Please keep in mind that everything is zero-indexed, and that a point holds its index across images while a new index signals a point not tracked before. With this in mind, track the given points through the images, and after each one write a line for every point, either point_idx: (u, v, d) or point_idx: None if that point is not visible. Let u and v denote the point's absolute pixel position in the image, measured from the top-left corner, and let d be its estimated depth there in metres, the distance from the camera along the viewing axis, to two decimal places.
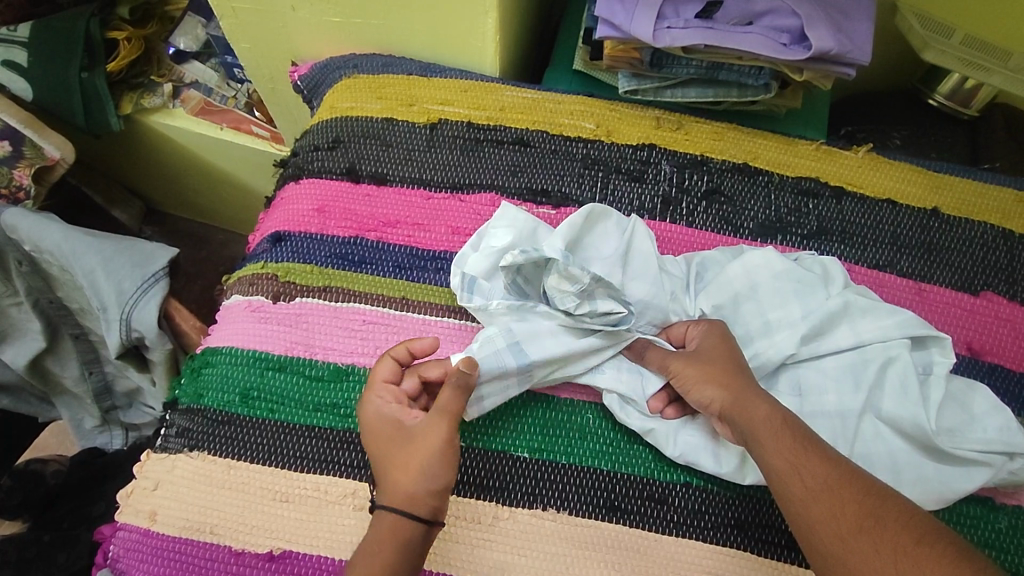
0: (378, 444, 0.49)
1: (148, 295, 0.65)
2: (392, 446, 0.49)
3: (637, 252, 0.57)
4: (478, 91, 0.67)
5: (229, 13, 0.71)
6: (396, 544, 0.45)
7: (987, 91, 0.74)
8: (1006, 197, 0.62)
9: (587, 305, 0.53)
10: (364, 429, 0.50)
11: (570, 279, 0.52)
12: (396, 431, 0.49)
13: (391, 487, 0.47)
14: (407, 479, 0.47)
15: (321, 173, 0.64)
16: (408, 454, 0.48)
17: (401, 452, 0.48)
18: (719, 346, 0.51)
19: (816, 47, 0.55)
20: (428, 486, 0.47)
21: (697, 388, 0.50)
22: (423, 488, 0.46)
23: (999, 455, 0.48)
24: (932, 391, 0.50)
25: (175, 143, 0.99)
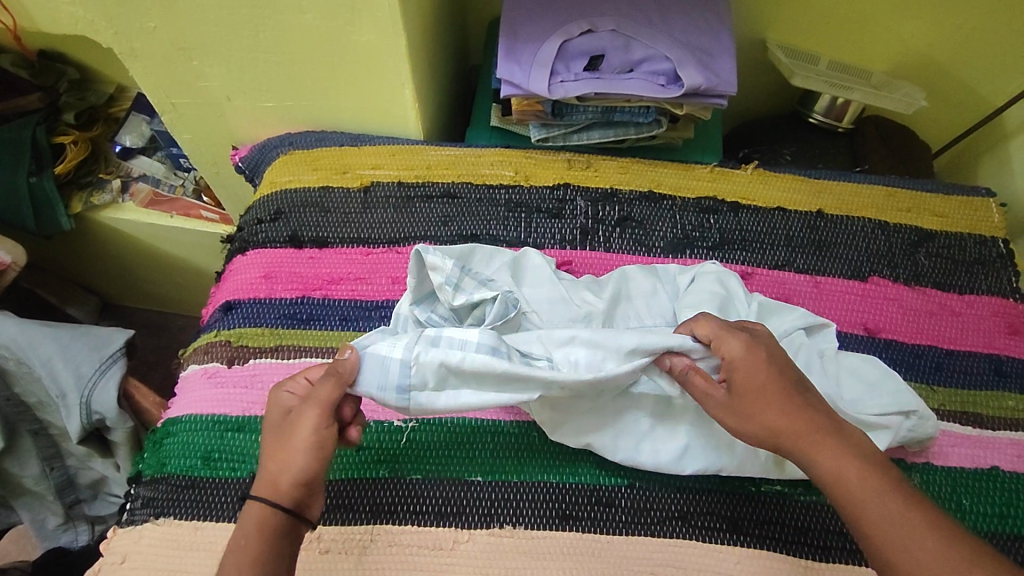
0: (267, 432, 0.50)
1: (107, 377, 0.68)
2: (277, 434, 0.49)
3: (540, 281, 0.61)
4: (404, 154, 0.73)
5: (168, 108, 0.77)
6: (262, 539, 0.45)
7: (855, 106, 0.84)
8: (878, 193, 0.71)
9: (462, 296, 0.57)
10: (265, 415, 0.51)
11: (440, 275, 0.57)
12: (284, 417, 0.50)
13: (263, 478, 0.48)
14: (275, 469, 0.48)
15: (265, 243, 0.69)
16: (283, 447, 0.48)
17: (275, 443, 0.49)
18: (757, 377, 0.49)
19: (687, 84, 0.64)
20: (293, 478, 0.47)
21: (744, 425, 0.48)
22: (291, 484, 0.47)
23: (897, 416, 0.54)
24: (830, 366, 0.57)
25: (126, 235, 1.03)
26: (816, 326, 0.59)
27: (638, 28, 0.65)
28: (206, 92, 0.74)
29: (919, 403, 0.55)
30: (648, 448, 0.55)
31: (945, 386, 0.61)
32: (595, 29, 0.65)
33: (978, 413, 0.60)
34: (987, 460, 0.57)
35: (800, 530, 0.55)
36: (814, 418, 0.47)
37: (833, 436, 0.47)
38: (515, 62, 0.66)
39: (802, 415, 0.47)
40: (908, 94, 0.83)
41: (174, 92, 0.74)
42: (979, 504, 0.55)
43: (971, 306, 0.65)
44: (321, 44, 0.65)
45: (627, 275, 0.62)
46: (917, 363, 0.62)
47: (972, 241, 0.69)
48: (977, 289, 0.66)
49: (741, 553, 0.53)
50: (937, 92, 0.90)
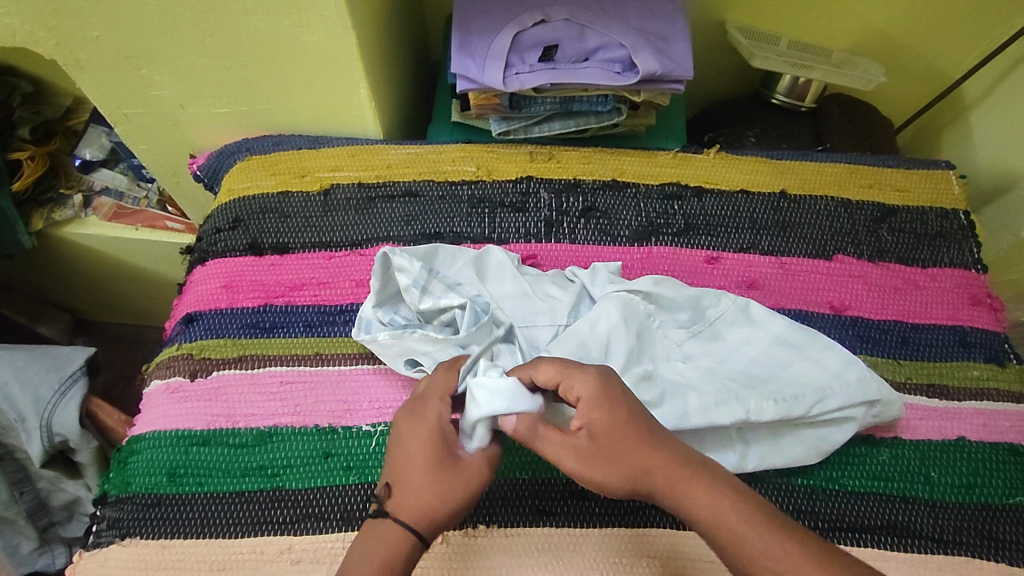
0: (409, 459, 0.47)
1: (67, 397, 0.68)
2: (428, 463, 0.46)
3: (504, 280, 0.61)
4: (363, 154, 0.72)
5: (122, 119, 0.75)
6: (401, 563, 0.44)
7: (816, 85, 0.84)
8: (840, 171, 0.71)
9: (428, 300, 0.57)
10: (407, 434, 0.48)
11: (410, 278, 0.57)
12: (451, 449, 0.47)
13: (406, 502, 0.45)
14: (422, 499, 0.45)
15: (225, 252, 0.67)
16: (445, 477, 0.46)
17: (418, 470, 0.46)
18: (611, 419, 0.46)
19: (643, 71, 0.63)
20: (443, 512, 0.45)
21: (607, 477, 0.45)
22: (444, 517, 0.45)
23: (862, 407, 0.55)
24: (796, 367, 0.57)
25: (92, 250, 1.01)
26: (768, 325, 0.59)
27: (593, 16, 0.65)
28: (159, 100, 0.72)
29: (884, 391, 0.55)
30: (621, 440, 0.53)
31: (912, 360, 0.62)
32: (549, 20, 0.65)
33: (944, 384, 0.60)
34: (954, 431, 0.58)
35: None
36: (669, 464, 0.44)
37: (703, 476, 0.44)
38: (469, 56, 0.65)
39: (662, 451, 0.45)
40: (867, 70, 0.83)
41: (125, 103, 0.72)
42: (948, 475, 0.56)
43: (934, 279, 0.66)
44: (270, 46, 0.64)
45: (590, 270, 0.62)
46: (883, 338, 0.62)
47: (934, 214, 0.69)
48: (940, 262, 0.67)
49: None
50: (896, 67, 0.90)
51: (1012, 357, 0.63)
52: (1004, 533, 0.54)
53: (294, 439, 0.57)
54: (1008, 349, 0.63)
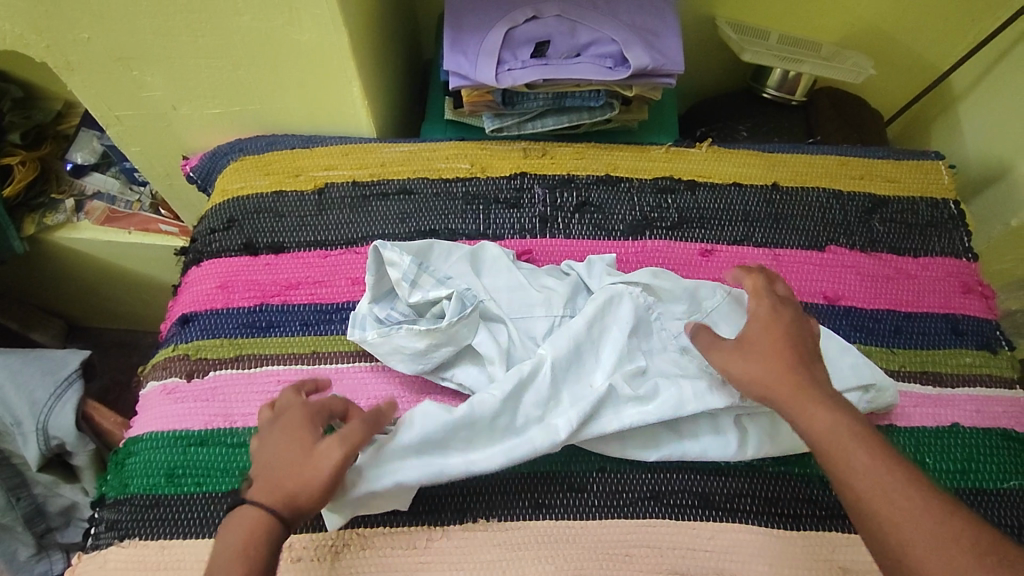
0: (272, 447, 0.48)
1: (63, 400, 0.68)
2: (288, 452, 0.47)
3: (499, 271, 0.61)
4: (357, 152, 0.72)
5: (113, 122, 0.75)
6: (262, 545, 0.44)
7: (806, 79, 0.84)
8: (831, 162, 0.72)
9: (418, 293, 0.58)
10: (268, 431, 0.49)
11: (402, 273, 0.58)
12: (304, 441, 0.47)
13: (264, 488, 0.46)
14: (288, 481, 0.46)
15: (220, 253, 0.67)
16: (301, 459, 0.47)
17: (285, 456, 0.47)
18: (770, 332, 0.50)
19: (634, 66, 0.63)
20: (305, 492, 0.46)
21: (767, 376, 0.48)
22: (304, 501, 0.46)
23: (857, 392, 0.56)
24: None
25: (85, 255, 1.00)
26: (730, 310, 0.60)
27: (584, 12, 0.65)
28: (151, 102, 0.72)
29: (878, 375, 0.56)
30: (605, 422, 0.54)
31: (906, 348, 0.62)
32: (540, 16, 0.65)
33: (938, 371, 0.61)
34: (948, 417, 0.59)
35: (769, 500, 0.55)
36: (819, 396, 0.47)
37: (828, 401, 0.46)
38: (461, 53, 0.66)
39: (798, 369, 0.48)
40: (856, 63, 0.84)
41: (117, 105, 0.72)
42: (943, 460, 0.56)
43: (926, 268, 0.66)
44: (262, 46, 0.64)
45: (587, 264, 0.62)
46: (876, 327, 0.63)
47: (925, 204, 0.70)
48: (931, 251, 0.67)
49: (712, 528, 0.54)
50: (885, 60, 0.91)
51: (1004, 344, 0.63)
52: (1000, 517, 0.55)
53: None
54: (1000, 336, 0.64)
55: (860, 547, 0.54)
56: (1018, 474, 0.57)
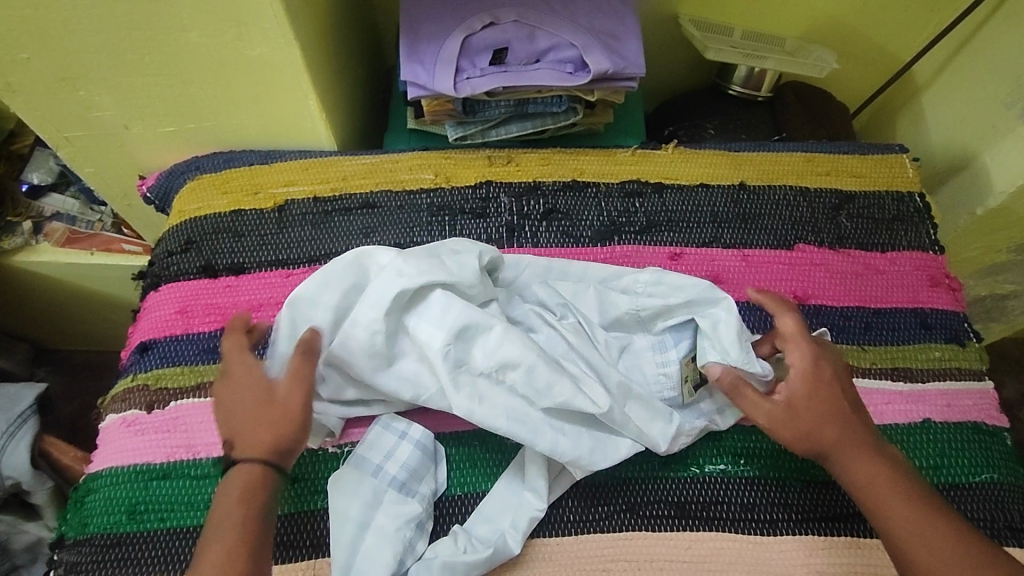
0: (242, 407, 0.51)
1: (17, 438, 0.68)
2: (253, 408, 0.50)
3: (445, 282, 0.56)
4: (317, 166, 0.70)
5: (63, 143, 0.72)
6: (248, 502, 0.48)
7: (771, 74, 0.84)
8: (797, 160, 0.71)
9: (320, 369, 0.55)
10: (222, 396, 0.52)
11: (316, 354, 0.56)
12: (262, 393, 0.51)
13: (251, 442, 0.49)
14: (268, 434, 0.49)
15: (178, 276, 0.65)
16: (270, 415, 0.50)
17: (261, 413, 0.50)
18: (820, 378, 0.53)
19: (594, 71, 0.63)
20: (280, 439, 0.50)
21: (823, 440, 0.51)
22: (286, 442, 0.50)
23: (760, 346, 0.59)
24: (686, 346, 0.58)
25: (45, 278, 0.97)
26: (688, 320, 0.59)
27: (542, 17, 0.64)
28: (100, 122, 0.69)
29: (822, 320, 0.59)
30: (565, 443, 0.53)
31: (876, 345, 0.62)
32: (498, 22, 0.64)
33: (908, 367, 0.61)
34: (919, 413, 0.59)
35: (745, 507, 0.55)
36: (837, 423, 0.51)
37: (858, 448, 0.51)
38: (418, 62, 0.64)
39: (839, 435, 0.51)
40: (820, 58, 0.83)
41: (65, 126, 0.69)
42: (914, 457, 0.57)
43: (894, 263, 0.66)
44: (212, 62, 0.62)
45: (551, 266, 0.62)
46: (847, 325, 0.63)
47: (891, 198, 0.70)
48: (898, 246, 0.67)
49: (689, 538, 0.54)
50: (849, 53, 0.91)
51: (971, 336, 0.64)
52: (972, 511, 0.55)
53: None
54: (968, 329, 0.64)
55: (837, 549, 0.54)
56: (989, 467, 0.57)
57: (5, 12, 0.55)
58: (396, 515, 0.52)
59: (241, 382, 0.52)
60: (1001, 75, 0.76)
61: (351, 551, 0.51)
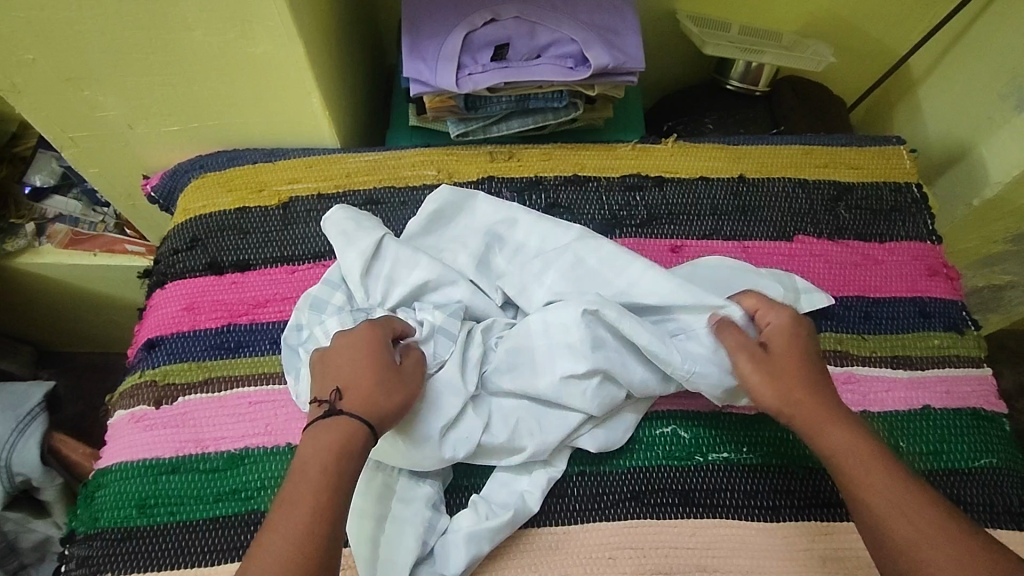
0: (355, 369, 0.51)
1: (25, 436, 0.69)
2: (384, 375, 0.51)
3: (449, 280, 0.60)
4: (321, 163, 0.70)
5: (68, 143, 0.73)
6: (352, 459, 0.47)
7: (768, 69, 0.85)
8: (795, 152, 0.72)
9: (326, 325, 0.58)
10: (353, 352, 0.51)
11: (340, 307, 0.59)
12: (390, 366, 0.52)
13: (360, 399, 0.49)
14: (388, 400, 0.50)
15: (184, 274, 0.65)
16: (396, 388, 0.51)
17: (383, 382, 0.51)
18: (789, 345, 0.54)
19: (594, 65, 0.63)
20: (394, 411, 0.50)
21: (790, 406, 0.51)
22: (395, 416, 0.51)
23: None
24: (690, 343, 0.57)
25: (49, 279, 0.97)
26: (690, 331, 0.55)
27: (542, 13, 0.65)
28: (105, 122, 0.70)
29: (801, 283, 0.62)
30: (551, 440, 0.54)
31: (875, 334, 0.63)
32: (498, 18, 0.64)
33: (908, 355, 0.62)
34: (919, 400, 0.60)
35: (750, 493, 0.56)
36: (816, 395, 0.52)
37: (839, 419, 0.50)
38: (420, 59, 0.65)
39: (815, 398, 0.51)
40: (817, 52, 0.84)
41: (69, 126, 0.70)
42: (914, 444, 0.58)
43: (892, 253, 0.67)
44: (215, 61, 0.63)
45: (571, 257, 0.60)
46: (847, 315, 0.64)
47: (888, 189, 0.71)
48: (897, 236, 0.68)
49: (694, 525, 0.54)
50: (844, 47, 0.92)
51: (970, 324, 0.65)
52: (971, 496, 0.56)
53: (267, 460, 0.56)
54: (966, 317, 0.65)
55: (840, 535, 0.54)
56: (989, 452, 0.58)
57: (12, 12, 0.56)
58: (412, 501, 0.53)
59: (362, 348, 0.52)
60: (995, 65, 0.77)
61: (374, 545, 0.52)
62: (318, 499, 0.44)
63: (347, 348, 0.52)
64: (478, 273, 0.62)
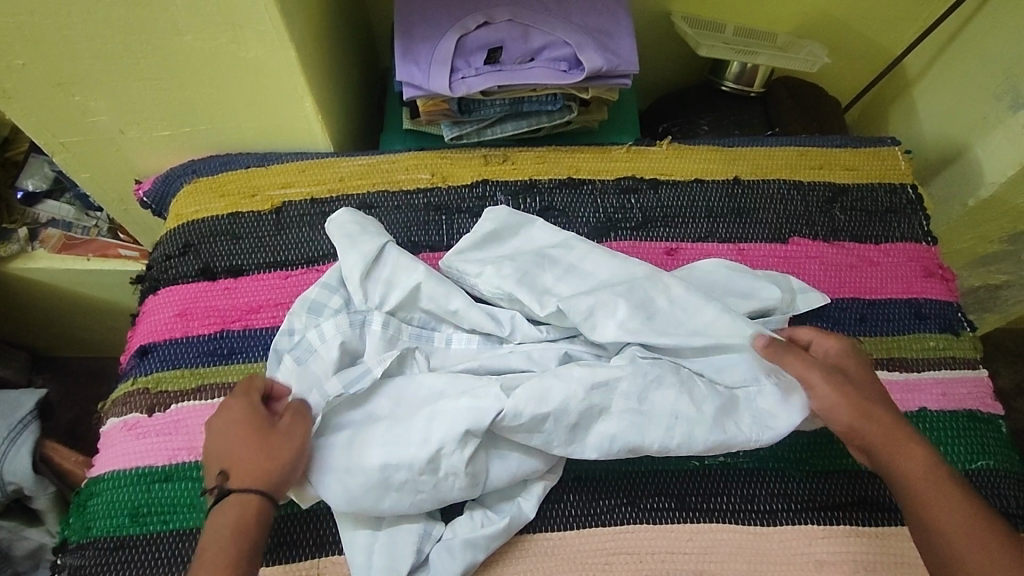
0: (239, 438, 0.49)
1: (17, 444, 0.69)
2: (247, 445, 0.49)
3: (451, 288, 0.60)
4: (315, 168, 0.70)
5: (59, 149, 0.72)
6: (241, 535, 0.47)
7: (763, 70, 0.85)
8: (790, 153, 0.72)
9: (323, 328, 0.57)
10: (232, 421, 0.50)
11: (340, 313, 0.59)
12: (262, 429, 0.50)
13: (238, 476, 0.48)
14: (269, 464, 0.48)
15: (176, 279, 0.65)
16: (270, 450, 0.49)
17: (242, 453, 0.49)
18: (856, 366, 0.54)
19: (588, 69, 0.63)
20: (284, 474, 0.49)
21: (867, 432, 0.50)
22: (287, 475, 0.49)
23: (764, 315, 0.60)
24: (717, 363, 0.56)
25: (43, 285, 0.97)
26: (730, 401, 0.54)
27: (536, 16, 0.64)
28: (97, 127, 0.69)
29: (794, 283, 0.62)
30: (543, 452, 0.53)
31: (871, 336, 0.63)
32: (492, 22, 0.64)
33: (903, 356, 0.62)
34: (915, 402, 0.60)
35: (746, 497, 0.55)
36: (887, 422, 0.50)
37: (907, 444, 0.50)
38: (413, 63, 0.64)
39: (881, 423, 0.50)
40: (811, 53, 0.84)
41: (60, 131, 0.69)
42: None
43: (887, 254, 0.67)
44: (206, 65, 0.62)
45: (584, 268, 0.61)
46: (842, 317, 0.63)
47: (883, 190, 0.70)
48: (892, 237, 0.68)
49: (691, 529, 0.54)
50: (839, 47, 0.92)
51: (966, 326, 0.65)
52: None
53: None
54: (962, 318, 0.65)
55: (836, 538, 0.54)
56: (986, 454, 0.58)
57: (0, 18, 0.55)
58: None
59: (240, 417, 0.50)
60: (990, 66, 0.77)
61: (369, 553, 0.51)
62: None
63: (218, 425, 0.50)
64: (520, 286, 0.59)
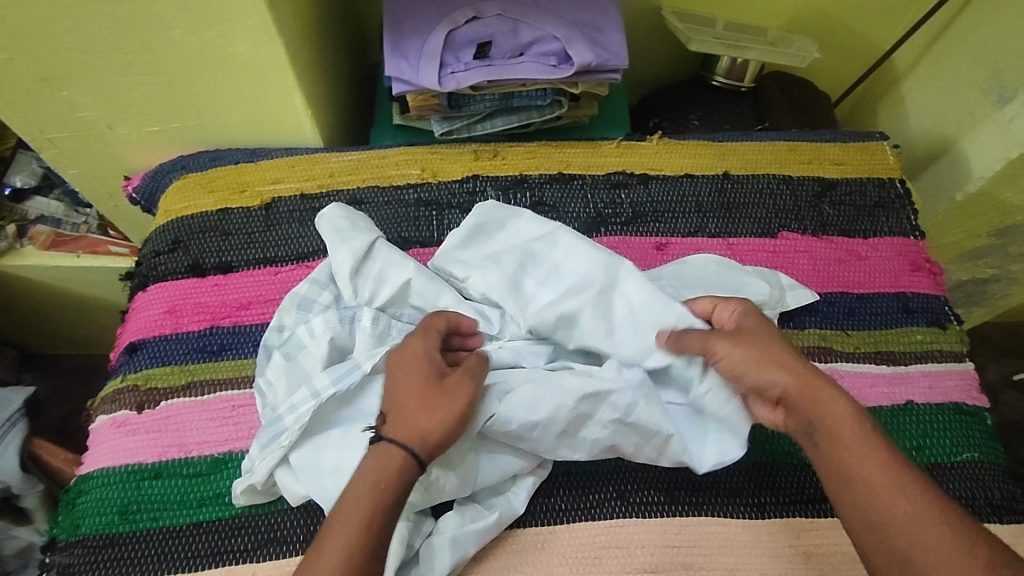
0: (409, 385, 0.50)
1: (5, 442, 0.68)
2: (420, 394, 0.50)
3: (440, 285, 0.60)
4: (304, 163, 0.70)
5: (46, 144, 0.72)
6: (390, 484, 0.47)
7: (754, 64, 0.85)
8: (779, 149, 0.72)
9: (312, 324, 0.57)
10: (405, 363, 0.52)
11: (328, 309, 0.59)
12: (435, 380, 0.51)
13: (404, 422, 0.49)
14: (428, 422, 0.49)
15: (166, 276, 0.65)
16: (436, 402, 0.49)
17: (414, 399, 0.50)
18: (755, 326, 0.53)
19: (578, 63, 0.63)
20: (438, 433, 0.49)
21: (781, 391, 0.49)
22: (439, 437, 0.49)
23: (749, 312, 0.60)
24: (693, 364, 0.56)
25: (31, 281, 0.96)
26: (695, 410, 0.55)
27: (525, 10, 0.64)
28: (84, 123, 0.69)
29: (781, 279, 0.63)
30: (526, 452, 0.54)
31: (859, 330, 0.63)
32: (481, 16, 0.64)
33: (890, 350, 0.62)
34: (902, 395, 0.60)
35: (734, 490, 0.56)
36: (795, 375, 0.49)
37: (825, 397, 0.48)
38: (402, 58, 0.64)
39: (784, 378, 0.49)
40: (801, 48, 0.84)
41: (47, 126, 0.69)
42: (897, 439, 0.58)
43: (875, 249, 0.67)
44: (194, 60, 0.62)
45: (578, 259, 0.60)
46: (831, 311, 0.64)
47: (872, 185, 0.71)
48: (880, 231, 0.68)
49: (679, 523, 0.54)
50: (829, 42, 0.92)
51: (952, 319, 0.65)
52: (953, 489, 0.56)
53: None
54: (949, 312, 0.65)
55: (822, 530, 0.55)
56: (971, 446, 0.58)
57: None
58: None
59: (414, 363, 0.52)
60: (977, 60, 0.77)
61: None
62: (352, 524, 0.45)
63: (396, 360, 0.52)
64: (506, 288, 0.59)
